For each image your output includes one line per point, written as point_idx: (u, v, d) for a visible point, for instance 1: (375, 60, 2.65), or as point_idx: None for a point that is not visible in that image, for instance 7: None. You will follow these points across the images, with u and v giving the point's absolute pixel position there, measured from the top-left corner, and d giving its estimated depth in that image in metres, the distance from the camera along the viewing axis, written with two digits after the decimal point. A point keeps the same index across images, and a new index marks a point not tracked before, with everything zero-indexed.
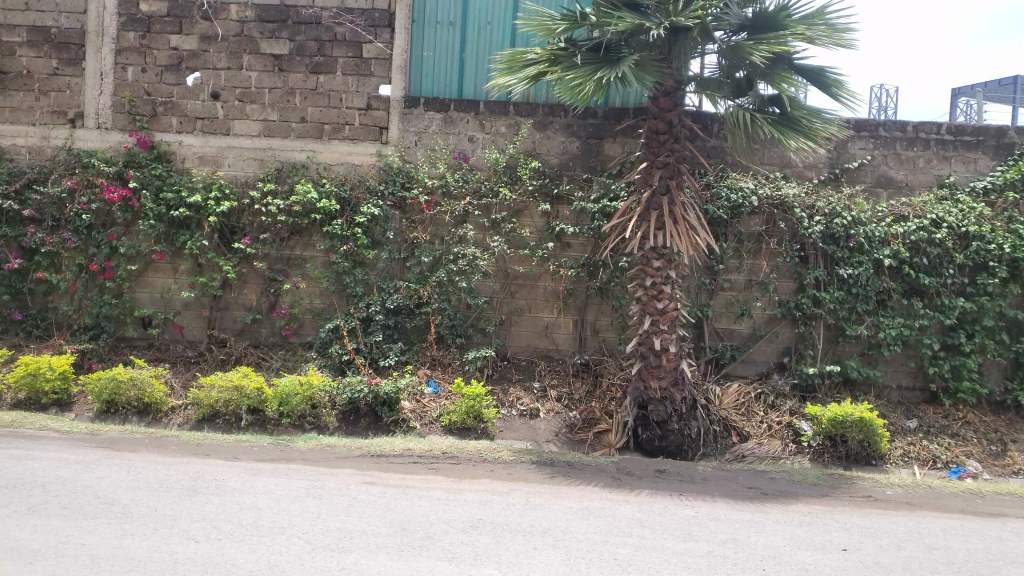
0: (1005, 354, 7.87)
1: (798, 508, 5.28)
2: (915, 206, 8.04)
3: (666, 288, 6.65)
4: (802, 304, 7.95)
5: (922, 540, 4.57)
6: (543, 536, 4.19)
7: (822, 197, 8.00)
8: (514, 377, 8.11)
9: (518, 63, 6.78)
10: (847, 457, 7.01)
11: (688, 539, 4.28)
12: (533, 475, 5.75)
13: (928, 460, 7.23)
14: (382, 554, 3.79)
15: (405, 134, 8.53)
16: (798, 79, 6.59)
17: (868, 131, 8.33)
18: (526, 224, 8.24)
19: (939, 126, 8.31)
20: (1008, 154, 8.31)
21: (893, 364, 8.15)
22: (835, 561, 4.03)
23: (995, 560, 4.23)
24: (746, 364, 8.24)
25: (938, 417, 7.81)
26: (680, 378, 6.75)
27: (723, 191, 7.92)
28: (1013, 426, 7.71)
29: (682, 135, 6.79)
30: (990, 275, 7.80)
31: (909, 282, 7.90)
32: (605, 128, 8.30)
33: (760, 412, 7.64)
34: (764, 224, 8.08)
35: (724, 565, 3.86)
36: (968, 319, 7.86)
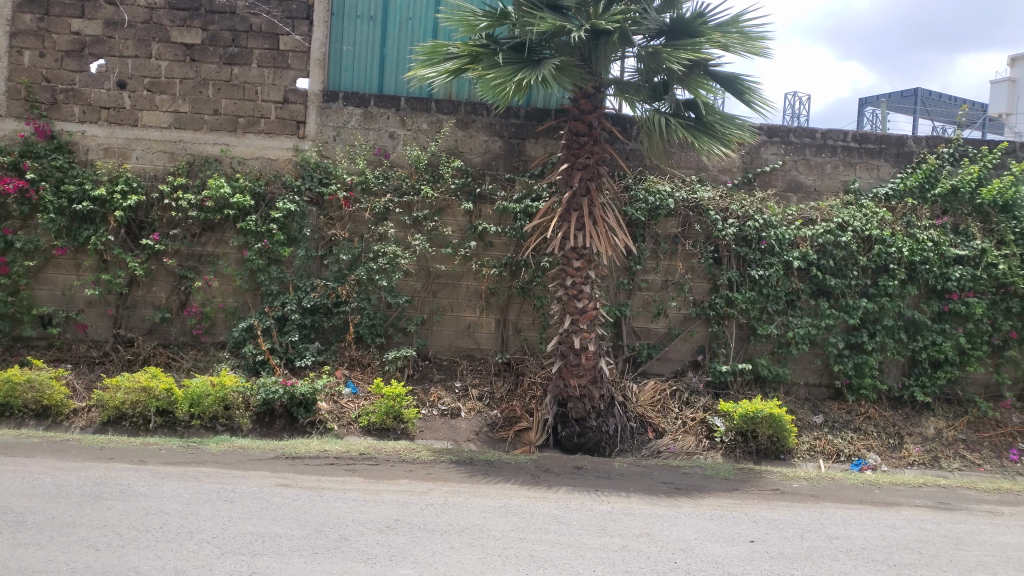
0: (904, 352, 8.28)
1: (709, 502, 5.43)
2: (823, 210, 8.40)
3: (586, 288, 6.74)
4: (715, 304, 8.19)
5: (825, 530, 4.76)
6: (460, 535, 4.18)
7: (735, 201, 8.27)
8: (435, 376, 8.07)
9: (439, 56, 6.74)
10: (757, 452, 7.27)
11: (603, 534, 4.34)
12: (452, 475, 5.72)
13: (832, 454, 7.58)
14: (295, 557, 3.71)
15: (323, 129, 8.37)
16: (714, 85, 6.78)
17: (779, 137, 8.64)
18: (447, 223, 8.20)
19: (845, 134, 8.68)
20: (908, 162, 8.74)
21: (801, 362, 8.48)
22: (743, 553, 4.16)
23: (888, 547, 4.46)
24: (662, 362, 8.43)
25: (842, 413, 8.16)
26: (598, 376, 6.86)
27: (641, 193, 8.09)
28: (910, 420, 8.12)
29: (602, 137, 6.89)
30: (891, 277, 8.19)
31: (817, 283, 8.22)
32: (527, 129, 8.35)
33: (675, 408, 7.84)
34: (680, 227, 8.28)
35: (638, 559, 3.93)
36: (870, 318, 8.24)
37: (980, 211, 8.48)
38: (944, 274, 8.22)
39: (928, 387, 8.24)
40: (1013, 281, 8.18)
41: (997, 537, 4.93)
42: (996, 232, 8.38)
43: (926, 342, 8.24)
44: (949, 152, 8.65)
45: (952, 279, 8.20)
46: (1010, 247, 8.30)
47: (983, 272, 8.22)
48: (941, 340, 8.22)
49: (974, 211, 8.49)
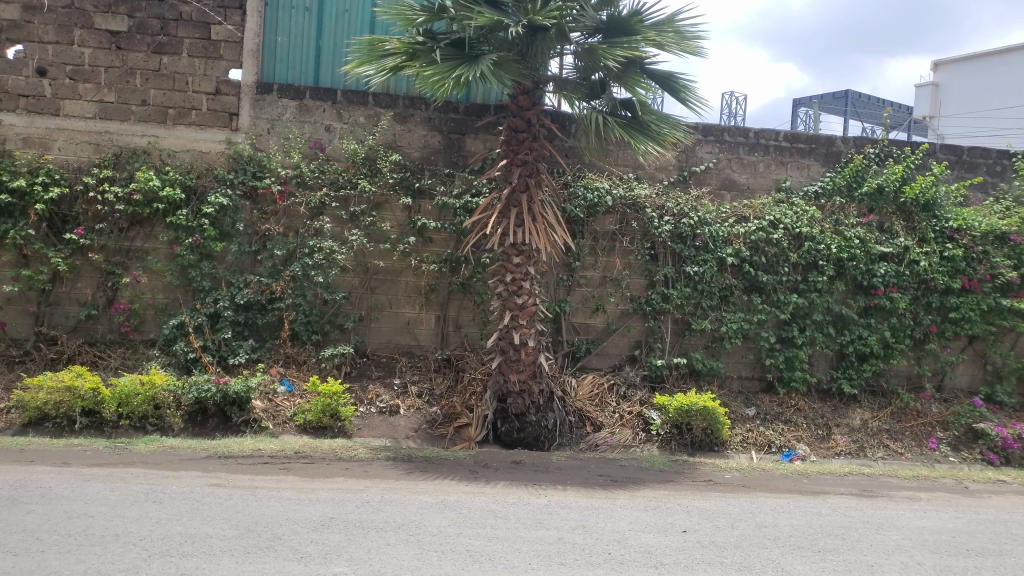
0: (832, 346, 8.56)
1: (644, 493, 5.52)
2: (755, 208, 8.61)
3: (525, 283, 6.78)
4: (652, 299, 8.33)
5: (754, 519, 4.89)
6: (396, 531, 4.16)
7: (671, 198, 8.43)
8: (373, 373, 8.00)
9: (377, 51, 6.68)
10: (692, 444, 7.44)
11: (539, 527, 4.38)
12: (389, 472, 5.68)
13: (764, 445, 7.79)
14: (226, 557, 3.63)
15: (257, 122, 8.19)
16: (650, 84, 6.88)
17: (714, 136, 8.82)
18: (386, 218, 8.12)
19: (777, 134, 8.91)
20: (836, 162, 9.03)
21: (734, 356, 8.69)
22: (675, 542, 4.24)
23: (814, 534, 4.61)
24: (601, 357, 8.52)
25: (773, 405, 8.40)
26: (537, 371, 6.91)
27: (580, 190, 8.16)
28: (837, 412, 8.41)
29: (541, 134, 6.93)
30: (820, 273, 8.46)
31: (749, 279, 8.44)
32: (467, 124, 8.34)
33: (613, 402, 7.94)
34: (618, 224, 8.39)
35: (573, 551, 3.97)
36: (800, 313, 8.49)
37: (904, 210, 8.82)
38: (869, 270, 8.52)
39: (854, 379, 8.54)
40: (933, 277, 8.54)
41: (915, 522, 5.15)
42: (918, 230, 8.74)
43: (853, 336, 8.53)
44: (874, 153, 8.98)
45: (877, 275, 8.50)
46: (931, 245, 8.66)
47: (906, 268, 8.56)
48: (867, 334, 8.52)
49: (898, 210, 8.83)
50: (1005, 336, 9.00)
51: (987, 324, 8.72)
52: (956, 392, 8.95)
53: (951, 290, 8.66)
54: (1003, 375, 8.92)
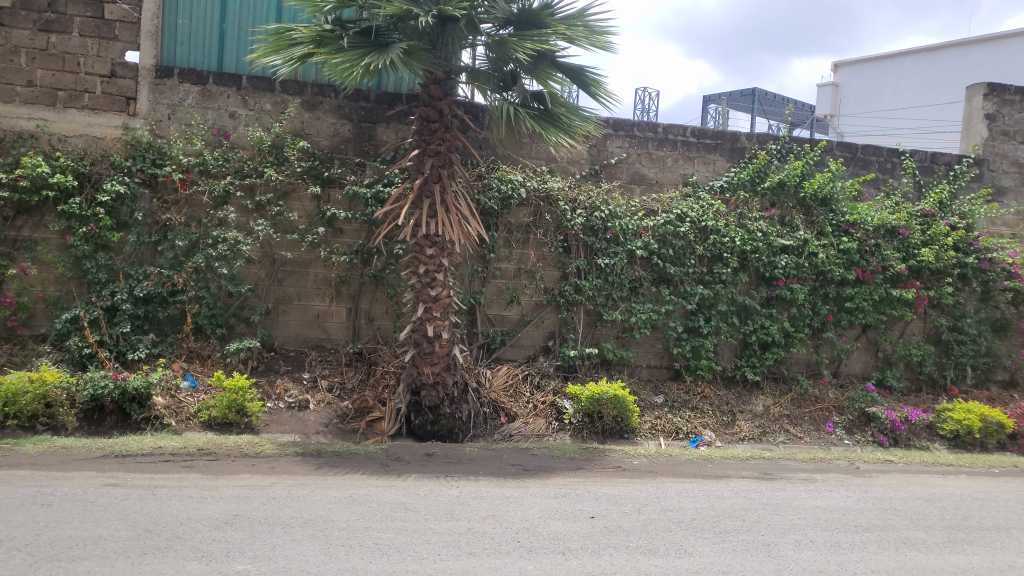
0: (736, 335, 8.87)
1: (554, 481, 5.61)
2: (663, 202, 8.83)
3: (439, 275, 6.76)
4: (565, 291, 8.43)
5: (660, 503, 5.04)
6: (303, 527, 4.09)
7: (583, 191, 8.55)
8: (282, 368, 7.82)
9: (283, 41, 6.48)
10: (603, 432, 7.60)
11: (449, 518, 4.39)
12: (297, 467, 5.58)
13: (671, 431, 8.03)
14: (120, 560, 3.49)
15: (156, 107, 7.85)
16: (560, 77, 6.94)
17: (625, 131, 8.98)
18: (294, 207, 7.94)
19: (685, 130, 9.14)
20: (741, 157, 9.34)
21: (644, 346, 8.89)
22: (583, 528, 4.33)
23: (716, 516, 4.78)
24: (515, 349, 8.57)
25: (680, 393, 8.64)
26: (451, 363, 6.90)
27: (494, 182, 8.16)
28: (741, 398, 8.74)
29: (453, 124, 6.90)
30: (724, 265, 8.76)
31: (658, 271, 8.65)
32: (378, 113, 8.23)
33: (526, 393, 8.01)
34: (532, 216, 8.44)
35: (482, 541, 3.99)
36: (706, 304, 8.77)
37: (803, 205, 9.20)
38: (771, 262, 8.86)
39: (757, 367, 8.89)
40: (830, 269, 8.98)
41: (809, 502, 5.41)
42: (816, 224, 9.15)
43: (755, 326, 8.87)
44: (776, 149, 9.34)
45: (778, 267, 8.86)
46: (828, 238, 9.09)
47: (805, 260, 8.95)
48: (768, 323, 8.87)
49: (798, 204, 9.21)
50: (895, 325, 9.54)
51: (878, 314, 9.24)
52: (851, 378, 9.43)
53: (846, 281, 9.12)
54: (893, 361, 9.45)
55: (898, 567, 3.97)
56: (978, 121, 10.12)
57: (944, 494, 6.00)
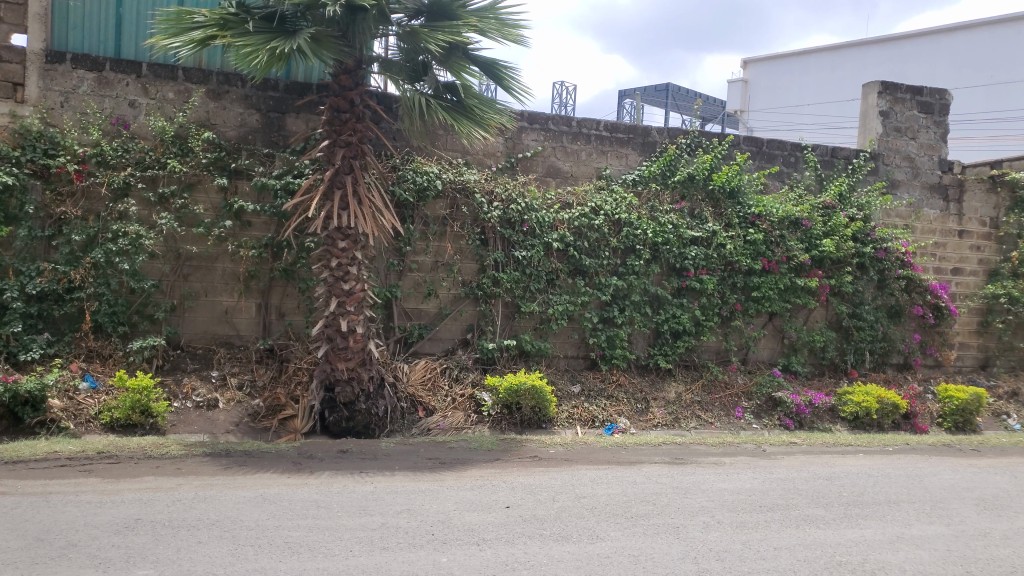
0: (649, 325, 9.08)
1: (471, 473, 5.62)
2: (578, 195, 8.94)
3: (352, 269, 6.66)
4: (483, 284, 8.44)
5: (574, 490, 5.12)
6: (210, 528, 3.97)
7: (499, 184, 8.55)
8: (189, 366, 7.56)
9: (184, 24, 6.22)
10: (521, 423, 7.69)
11: (363, 514, 4.33)
12: (206, 468, 5.41)
13: (588, 420, 8.17)
14: (8, 571, 3.31)
15: (48, 94, 7.42)
16: (473, 70, 6.93)
17: (539, 124, 9.02)
18: (200, 200, 7.67)
19: (598, 124, 9.25)
20: (652, 151, 9.51)
21: (561, 337, 8.98)
22: (498, 518, 4.35)
23: (628, 501, 4.89)
24: (433, 342, 8.51)
25: (596, 381, 8.80)
26: (366, 358, 6.82)
27: (409, 173, 8.03)
28: (654, 386, 8.96)
29: (365, 115, 6.80)
30: (637, 257, 8.95)
31: (574, 263, 8.75)
32: (287, 103, 8.03)
33: (444, 386, 7.99)
34: (448, 208, 8.39)
35: (396, 535, 3.97)
36: (620, 295, 8.94)
37: (712, 197, 9.48)
38: (682, 253, 9.11)
39: (669, 355, 9.12)
40: (737, 259, 9.30)
41: (718, 484, 5.59)
42: (724, 216, 9.45)
43: (668, 315, 9.09)
44: (686, 143, 9.57)
45: (688, 258, 9.11)
46: (735, 230, 9.40)
47: (713, 251, 9.24)
48: (680, 312, 9.11)
49: (707, 197, 9.47)
50: (799, 312, 9.94)
51: (784, 302, 9.62)
52: (758, 364, 9.78)
53: (753, 271, 9.45)
54: (798, 347, 9.85)
55: (799, 544, 4.14)
56: (874, 118, 10.61)
57: (842, 473, 6.31)
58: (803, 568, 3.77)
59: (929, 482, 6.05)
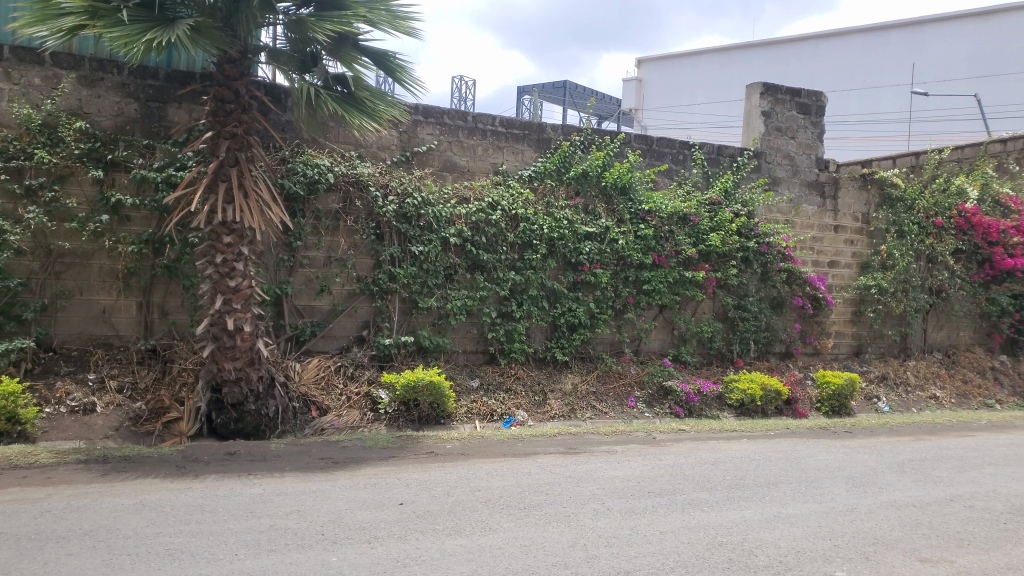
0: (546, 318, 9.21)
1: (365, 472, 5.56)
2: (475, 190, 8.94)
3: (238, 265, 6.46)
4: (378, 279, 8.33)
5: (469, 484, 5.15)
6: (81, 539, 3.77)
7: (394, 177, 8.44)
8: (63, 369, 7.12)
9: (49, 11, 5.78)
10: (418, 419, 7.64)
11: (251, 517, 4.22)
12: (79, 476, 5.12)
13: (486, 414, 8.22)
14: None
15: None
16: (364, 61, 6.82)
17: (434, 118, 8.96)
18: (72, 193, 7.22)
19: (493, 119, 9.28)
20: (547, 148, 9.63)
21: (459, 332, 8.96)
22: (391, 515, 4.32)
23: (522, 492, 4.95)
24: (327, 340, 8.33)
25: (495, 375, 8.85)
26: (255, 357, 6.63)
27: (299, 166, 7.83)
28: (552, 378, 9.10)
29: (251, 107, 6.59)
30: (534, 252, 9.05)
31: (471, 258, 8.75)
32: (168, 92, 7.68)
33: (339, 384, 7.85)
34: (341, 202, 8.21)
35: (284, 536, 3.88)
36: (518, 289, 9.02)
37: (605, 193, 9.70)
38: (577, 248, 9.28)
39: (566, 348, 9.29)
40: (629, 254, 9.56)
41: (608, 472, 5.75)
42: (616, 212, 9.69)
43: (564, 309, 9.25)
44: (580, 140, 9.73)
45: (583, 253, 9.29)
46: (627, 225, 9.65)
47: (607, 246, 9.46)
48: (575, 306, 9.29)
49: (600, 193, 9.69)
50: (688, 304, 10.32)
51: (673, 294, 9.97)
52: (651, 355, 10.09)
53: (644, 265, 9.75)
54: (686, 338, 10.23)
55: (683, 527, 4.31)
56: (756, 118, 11.10)
57: (726, 457, 6.60)
58: (687, 549, 3.93)
59: (805, 463, 6.42)
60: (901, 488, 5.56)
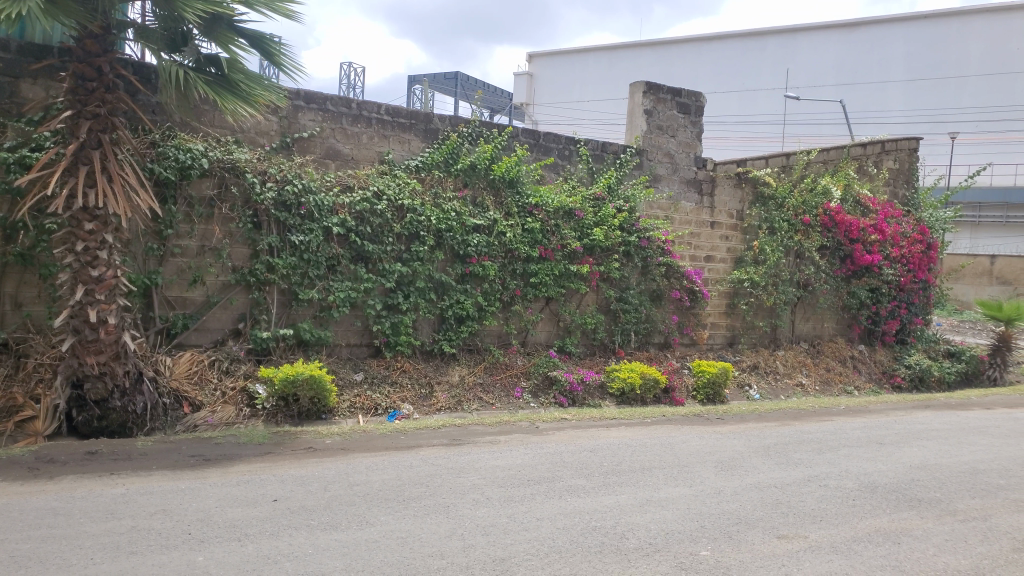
0: (434, 310, 9.17)
1: (238, 468, 5.37)
2: (359, 178, 8.73)
3: (102, 253, 6.11)
4: (256, 270, 8.05)
5: (348, 479, 5.07)
6: None
7: (273, 164, 8.15)
8: None
9: None
10: (298, 415, 7.46)
11: (110, 518, 4.00)
12: None
13: (370, 408, 8.13)
14: None
15: None
16: (241, 43, 6.57)
17: (317, 104, 8.72)
18: None
19: (379, 107, 9.11)
20: (434, 138, 9.52)
21: (343, 325, 8.79)
22: (263, 512, 4.20)
23: (401, 485, 4.93)
24: (200, 333, 8.00)
25: (380, 369, 8.75)
26: (121, 351, 6.29)
27: (170, 150, 7.45)
28: (438, 371, 9.09)
29: (115, 86, 6.21)
30: (421, 243, 8.96)
31: (355, 248, 8.56)
32: (21, 66, 7.09)
33: (213, 379, 7.55)
34: (216, 188, 7.86)
35: (146, 538, 3.70)
36: (404, 281, 8.92)
37: (492, 186, 9.72)
38: (464, 241, 9.26)
39: (453, 340, 9.30)
40: (517, 247, 9.66)
41: (490, 462, 5.80)
42: (504, 205, 9.74)
43: (451, 301, 9.24)
44: (467, 132, 9.70)
45: (471, 245, 9.29)
46: (515, 218, 9.74)
47: (494, 239, 9.52)
48: (463, 298, 9.31)
49: (488, 185, 9.71)
50: (573, 297, 10.53)
51: (559, 287, 10.16)
52: (537, 346, 10.25)
53: (531, 258, 9.88)
54: (571, 329, 10.46)
55: (559, 513, 4.40)
56: (639, 116, 11.41)
57: (603, 444, 6.80)
58: (562, 534, 4.03)
59: (678, 448, 6.69)
60: (764, 470, 5.89)
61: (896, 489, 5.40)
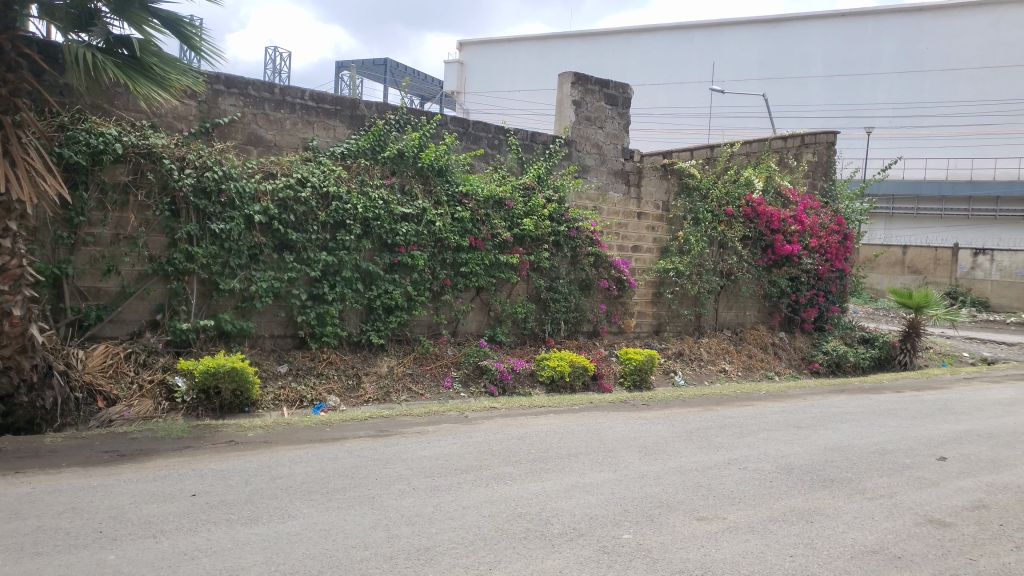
0: (361, 301, 9.03)
1: (153, 464, 5.20)
2: (282, 165, 8.51)
3: (4, 242, 5.82)
4: (174, 259, 7.78)
5: (271, 472, 4.97)
6: None
7: (191, 150, 7.88)
8: None
9: None
10: (219, 408, 7.27)
11: (14, 518, 3.82)
12: None
13: (295, 401, 7.99)
14: None
15: None
16: (155, 24, 6.32)
17: (237, 89, 8.48)
18: None
19: (303, 92, 8.91)
20: (360, 125, 9.37)
21: (266, 316, 8.60)
22: (180, 508, 4.08)
23: (326, 477, 4.85)
24: (115, 324, 7.70)
25: (305, 360, 8.59)
26: (28, 344, 6.01)
27: (81, 134, 7.14)
28: (366, 361, 8.99)
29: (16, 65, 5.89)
30: (347, 232, 8.80)
31: (278, 237, 8.36)
32: None
33: (129, 372, 7.26)
34: (131, 174, 7.57)
35: (53, 538, 3.54)
36: (330, 271, 8.76)
37: (420, 174, 9.61)
38: (392, 230, 9.14)
39: (381, 331, 9.20)
40: (446, 236, 9.60)
41: (417, 452, 5.77)
42: (433, 194, 9.65)
43: (379, 291, 9.13)
44: (394, 119, 9.58)
45: (399, 234, 9.18)
46: (444, 207, 9.66)
47: (423, 228, 9.43)
48: (391, 288, 9.21)
49: (416, 174, 9.60)
50: (503, 287, 10.55)
51: (489, 276, 10.17)
52: (467, 336, 10.25)
53: (461, 248, 9.85)
54: (501, 319, 10.50)
55: (485, 501, 4.42)
56: (568, 107, 11.47)
57: (532, 432, 6.84)
58: (487, 521, 4.05)
59: (604, 434, 6.79)
60: (687, 454, 6.04)
61: (811, 470, 5.62)
